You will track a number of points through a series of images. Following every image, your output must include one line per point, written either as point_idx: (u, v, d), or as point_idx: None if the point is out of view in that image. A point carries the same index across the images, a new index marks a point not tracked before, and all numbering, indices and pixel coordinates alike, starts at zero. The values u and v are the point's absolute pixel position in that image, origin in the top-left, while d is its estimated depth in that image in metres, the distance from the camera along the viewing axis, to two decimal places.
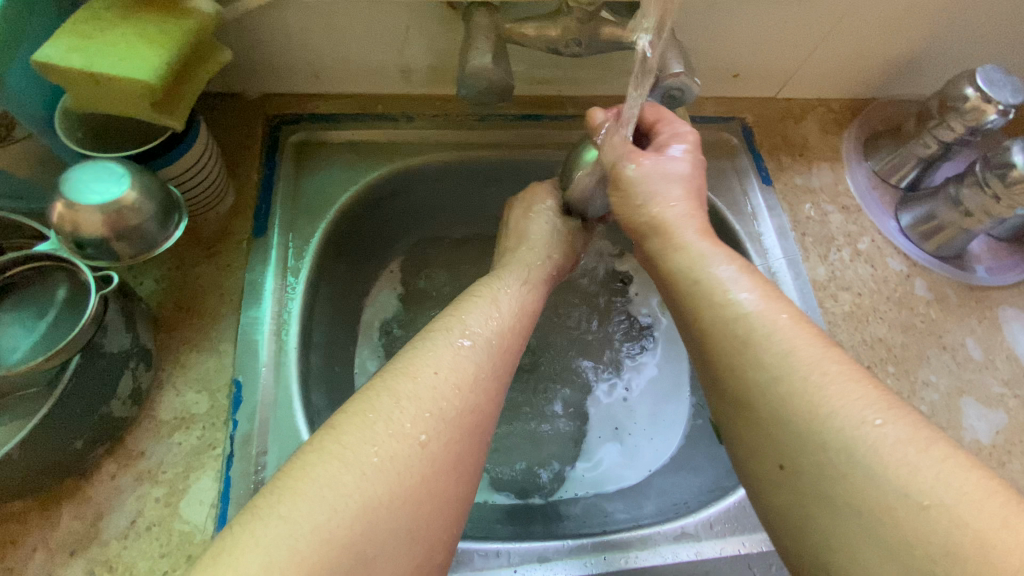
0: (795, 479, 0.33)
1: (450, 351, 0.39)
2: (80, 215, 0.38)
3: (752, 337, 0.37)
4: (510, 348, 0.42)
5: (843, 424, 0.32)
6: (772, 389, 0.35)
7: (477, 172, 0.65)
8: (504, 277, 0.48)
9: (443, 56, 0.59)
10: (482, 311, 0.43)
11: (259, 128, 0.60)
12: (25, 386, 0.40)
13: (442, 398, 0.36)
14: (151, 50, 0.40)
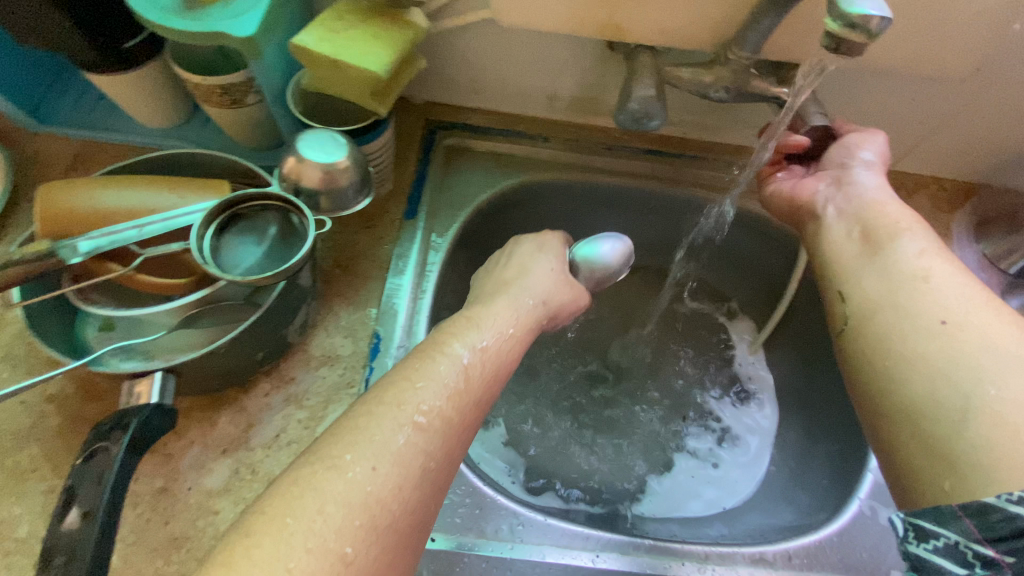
0: (937, 342, 0.39)
1: (404, 428, 0.35)
2: (304, 170, 0.47)
3: (932, 279, 0.42)
4: (463, 433, 0.38)
5: (991, 321, 0.38)
6: (953, 300, 0.41)
7: (597, 194, 0.71)
8: (482, 326, 0.44)
9: (589, 89, 0.67)
10: (445, 372, 0.39)
11: (419, 129, 0.70)
12: (229, 296, 0.46)
13: (376, 497, 0.32)
14: (380, 50, 0.49)
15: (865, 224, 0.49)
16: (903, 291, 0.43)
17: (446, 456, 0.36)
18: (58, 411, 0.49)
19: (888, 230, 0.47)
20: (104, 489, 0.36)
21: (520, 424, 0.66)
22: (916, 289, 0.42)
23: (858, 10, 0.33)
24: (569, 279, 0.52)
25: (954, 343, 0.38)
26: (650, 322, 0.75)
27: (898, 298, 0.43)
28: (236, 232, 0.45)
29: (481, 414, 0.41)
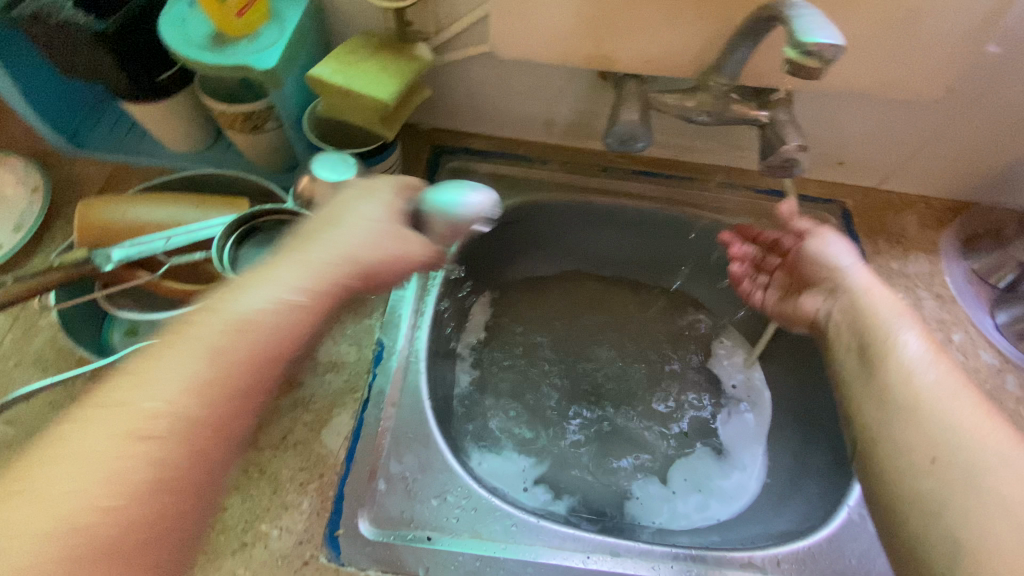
0: (946, 470, 0.37)
1: (118, 439, 0.29)
2: (316, 189, 0.51)
3: (919, 379, 0.42)
4: (228, 422, 0.32)
5: (988, 454, 0.37)
6: (947, 426, 0.39)
7: (593, 213, 0.75)
8: (268, 279, 0.35)
9: (584, 114, 0.71)
10: (182, 363, 0.31)
11: (425, 153, 0.74)
12: None
13: (61, 514, 0.26)
14: (388, 80, 0.54)
15: (862, 330, 0.47)
16: (914, 403, 0.41)
17: (196, 452, 0.30)
18: None
19: (885, 346, 0.45)
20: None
21: (518, 434, 0.68)
22: (908, 395, 0.41)
23: (812, 39, 0.37)
24: (396, 230, 0.40)
25: (959, 473, 0.36)
26: (643, 338, 0.78)
27: (900, 418, 0.41)
28: (254, 245, 0.50)
29: (256, 397, 0.34)
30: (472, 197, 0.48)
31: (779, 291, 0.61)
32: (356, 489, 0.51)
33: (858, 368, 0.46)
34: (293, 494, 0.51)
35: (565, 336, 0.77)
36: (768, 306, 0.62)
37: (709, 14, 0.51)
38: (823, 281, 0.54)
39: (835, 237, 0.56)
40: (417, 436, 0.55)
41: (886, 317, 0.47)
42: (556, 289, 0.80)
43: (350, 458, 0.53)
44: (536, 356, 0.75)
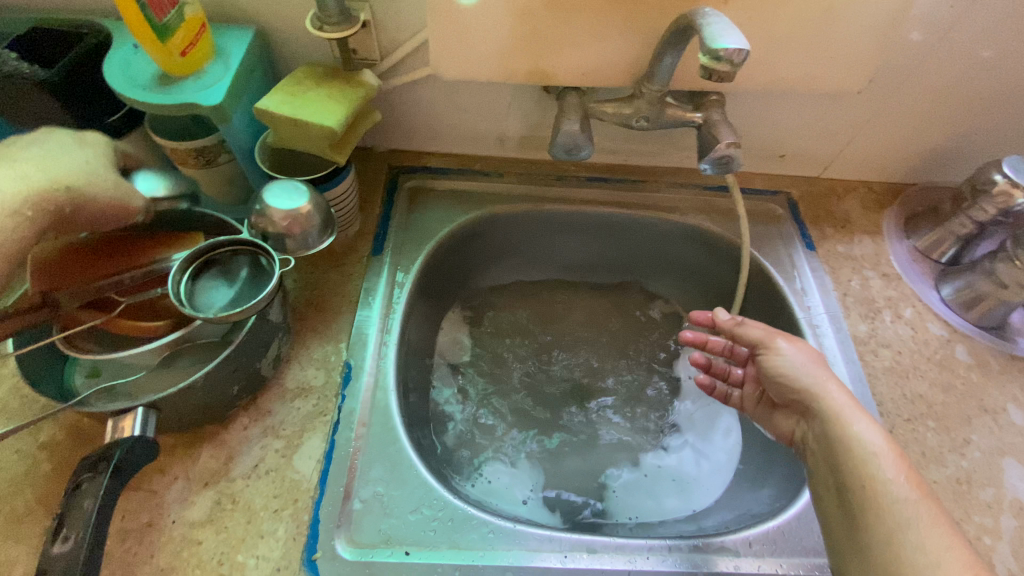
0: None
1: None
2: (271, 217, 0.52)
3: (902, 528, 0.40)
4: None
5: None
6: None
7: (551, 221, 0.77)
8: None
9: (534, 127, 0.74)
10: None
11: (383, 175, 0.76)
12: (202, 335, 0.50)
13: None
14: (336, 107, 0.55)
15: (839, 472, 0.45)
16: (897, 566, 0.39)
17: None
18: (49, 458, 0.52)
19: (870, 484, 0.43)
20: (88, 524, 0.40)
21: (495, 443, 0.69)
22: (891, 557, 0.40)
23: (721, 46, 0.40)
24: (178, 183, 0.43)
25: None
26: (611, 339, 0.80)
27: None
28: (208, 278, 0.50)
29: None
30: (302, 203, 0.53)
31: (752, 403, 0.59)
32: (332, 511, 0.52)
33: (840, 514, 0.45)
34: (268, 522, 0.51)
35: (535, 343, 0.78)
36: (747, 411, 0.61)
37: (636, 26, 0.54)
38: (791, 401, 0.52)
39: (788, 345, 0.53)
40: (390, 453, 0.56)
41: (859, 449, 0.45)
42: (524, 298, 0.82)
43: (324, 481, 0.53)
44: (508, 365, 0.76)
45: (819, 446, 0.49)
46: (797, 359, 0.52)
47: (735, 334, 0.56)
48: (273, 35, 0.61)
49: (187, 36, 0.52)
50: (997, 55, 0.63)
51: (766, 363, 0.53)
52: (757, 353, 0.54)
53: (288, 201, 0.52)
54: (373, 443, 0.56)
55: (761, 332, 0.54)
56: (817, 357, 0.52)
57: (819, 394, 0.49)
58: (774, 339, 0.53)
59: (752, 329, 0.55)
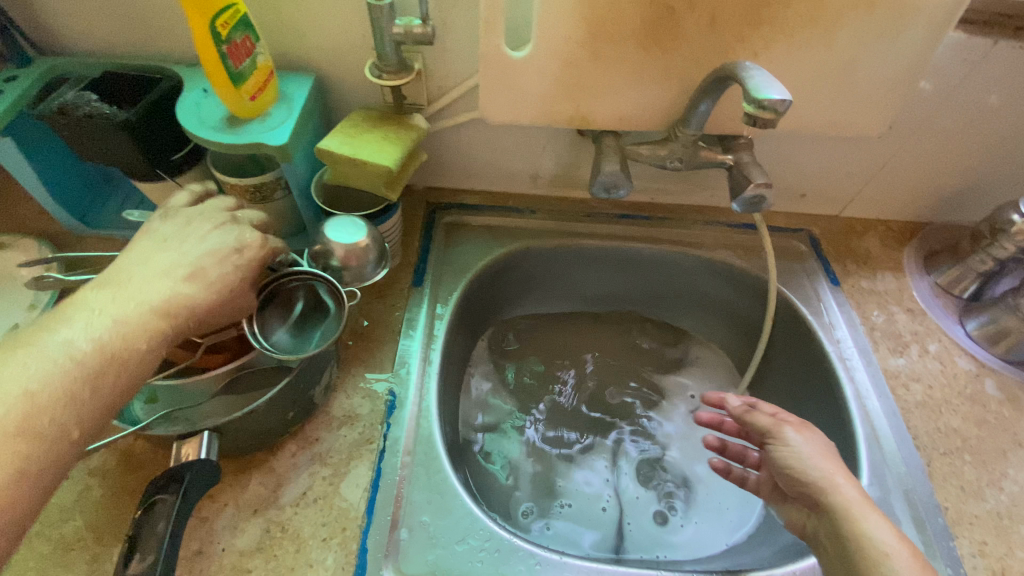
0: None
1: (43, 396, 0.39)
2: (330, 249, 0.55)
3: None
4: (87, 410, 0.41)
5: None
6: None
7: (579, 255, 0.80)
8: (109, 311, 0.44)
9: (566, 167, 0.77)
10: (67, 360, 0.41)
11: (420, 211, 0.79)
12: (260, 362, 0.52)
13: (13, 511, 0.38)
14: (391, 149, 0.59)
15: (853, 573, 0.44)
16: None
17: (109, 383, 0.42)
18: (101, 483, 0.54)
19: None
20: (163, 540, 0.40)
21: (528, 478, 0.69)
22: None
23: (765, 96, 0.43)
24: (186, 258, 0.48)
25: None
26: (638, 373, 0.81)
27: None
28: (268, 311, 0.53)
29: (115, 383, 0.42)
30: (358, 237, 0.56)
31: (768, 488, 0.57)
32: (380, 540, 0.52)
33: None
34: (317, 550, 0.51)
35: (563, 375, 0.80)
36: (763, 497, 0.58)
37: (672, 75, 0.58)
38: (799, 493, 0.50)
39: (797, 435, 0.52)
40: (435, 482, 0.56)
41: (871, 548, 0.44)
42: (551, 330, 0.84)
43: (371, 509, 0.54)
44: (539, 397, 0.77)
45: (830, 542, 0.47)
46: (809, 449, 0.51)
47: (745, 422, 0.55)
48: (330, 80, 0.65)
49: (257, 82, 0.57)
50: (1011, 100, 0.67)
51: (775, 454, 0.52)
52: (767, 443, 0.53)
53: (345, 235, 0.55)
54: (419, 471, 0.57)
55: (773, 420, 0.53)
56: (830, 447, 0.51)
57: (828, 489, 0.48)
58: (783, 428, 0.52)
59: (763, 416, 0.54)
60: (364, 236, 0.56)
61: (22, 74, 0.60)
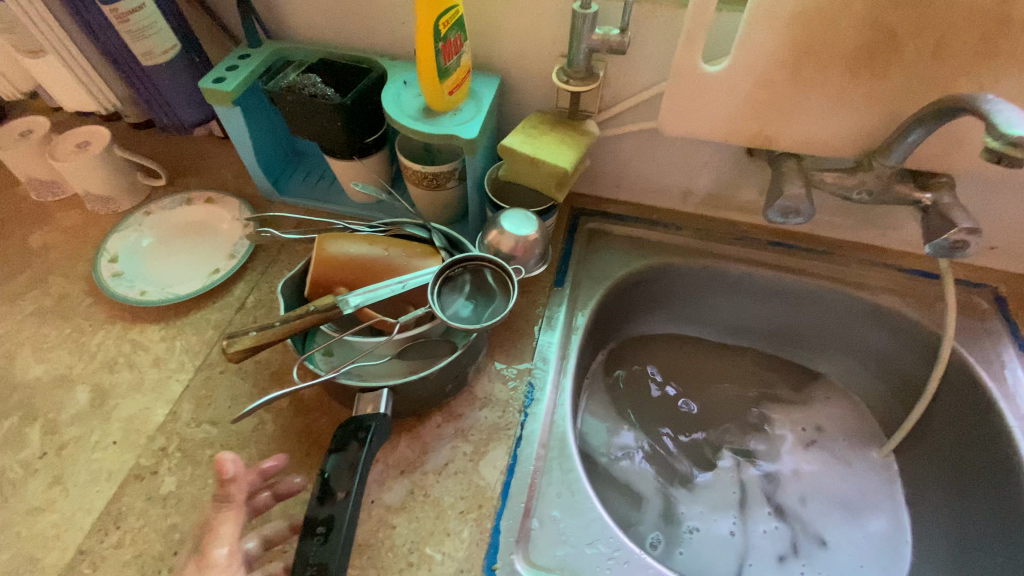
0: None
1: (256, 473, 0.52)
2: (502, 240, 0.59)
3: None
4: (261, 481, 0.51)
5: None
6: None
7: (722, 278, 0.78)
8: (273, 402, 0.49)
9: (723, 186, 0.75)
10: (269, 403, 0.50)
11: (566, 213, 0.81)
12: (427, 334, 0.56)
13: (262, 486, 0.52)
14: (567, 151, 0.61)
15: None
16: None
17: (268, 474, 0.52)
18: (275, 419, 0.60)
19: None
20: (355, 474, 0.42)
21: (646, 494, 0.69)
22: None
23: (1017, 132, 0.40)
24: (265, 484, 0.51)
25: None
26: (766, 413, 0.79)
27: None
28: (442, 288, 0.55)
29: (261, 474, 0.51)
30: (528, 231, 0.59)
31: None
32: (512, 525, 0.53)
33: None
34: (455, 521, 0.53)
35: (684, 400, 0.80)
36: None
37: (876, 103, 0.55)
38: None
39: None
40: (568, 480, 0.57)
41: None
42: (674, 355, 0.84)
43: (506, 493, 0.55)
44: (660, 417, 0.77)
45: None
46: None
47: None
48: (511, 81, 0.69)
49: (457, 79, 0.61)
50: None
51: None
52: None
53: (517, 227, 0.59)
54: (552, 465, 0.58)
55: None
56: None
57: None
58: None
59: None
60: (533, 231, 0.59)
61: (254, 54, 0.69)
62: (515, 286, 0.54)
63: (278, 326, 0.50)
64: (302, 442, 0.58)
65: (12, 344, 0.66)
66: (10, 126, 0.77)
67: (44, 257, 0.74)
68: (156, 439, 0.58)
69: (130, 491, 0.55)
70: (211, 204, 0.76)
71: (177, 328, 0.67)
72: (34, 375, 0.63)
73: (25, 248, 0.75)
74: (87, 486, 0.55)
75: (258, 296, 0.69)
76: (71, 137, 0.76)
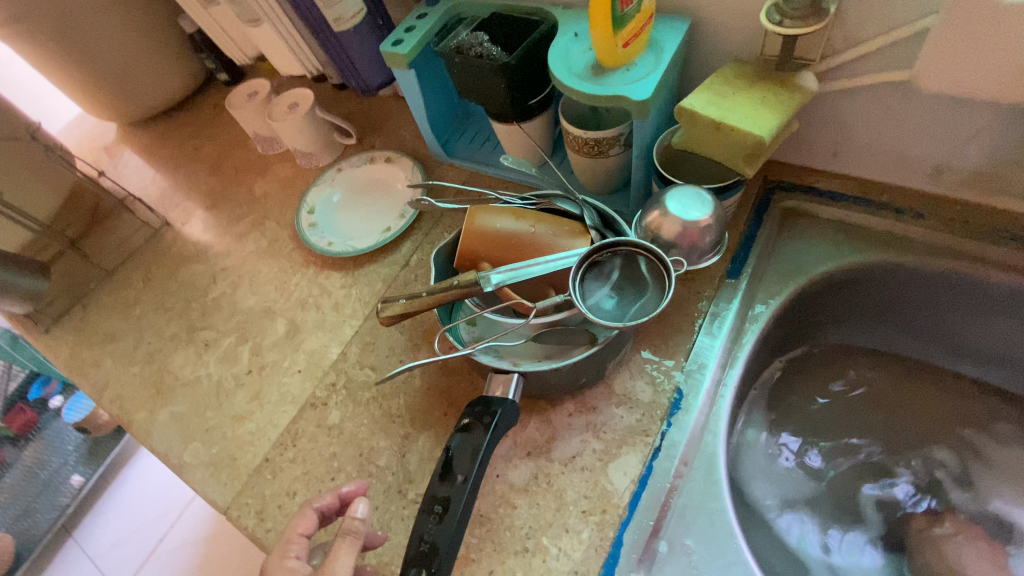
0: None
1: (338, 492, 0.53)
2: (665, 223, 0.50)
3: None
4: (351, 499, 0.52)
5: None
6: None
7: (973, 290, 0.58)
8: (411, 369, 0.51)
9: (1004, 164, 0.54)
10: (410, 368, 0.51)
11: (756, 188, 0.66)
12: (566, 321, 0.52)
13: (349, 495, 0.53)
14: (768, 114, 0.49)
15: None
16: None
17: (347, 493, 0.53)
18: (421, 375, 0.63)
19: None
20: (475, 462, 0.43)
21: (813, 545, 0.58)
22: None
23: None
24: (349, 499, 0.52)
25: None
26: (1002, 479, 0.61)
27: None
28: (586, 274, 0.50)
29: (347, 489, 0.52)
30: (698, 214, 0.49)
31: None
32: (637, 540, 0.49)
33: None
34: (575, 519, 0.51)
35: (880, 438, 0.65)
36: None
37: None
38: None
39: None
40: (709, 508, 0.50)
41: None
42: (878, 380, 0.68)
43: (634, 504, 0.50)
44: (845, 443, 0.65)
45: None
46: None
47: None
48: (704, 25, 0.57)
49: (633, 28, 0.52)
50: None
51: None
52: None
53: (686, 211, 0.50)
54: (694, 488, 0.51)
55: None
56: None
57: None
58: None
59: None
60: (705, 216, 0.49)
61: (431, 12, 0.68)
62: (673, 281, 0.46)
63: (424, 296, 0.51)
64: (442, 403, 0.61)
65: (236, 275, 0.81)
66: (242, 88, 0.92)
67: (264, 202, 0.89)
68: (329, 374, 0.66)
69: (304, 416, 0.64)
70: (389, 163, 0.82)
71: (352, 277, 0.74)
72: (248, 304, 0.77)
73: (252, 194, 0.91)
74: (276, 403, 0.66)
75: (419, 255, 0.73)
76: (284, 99, 0.87)
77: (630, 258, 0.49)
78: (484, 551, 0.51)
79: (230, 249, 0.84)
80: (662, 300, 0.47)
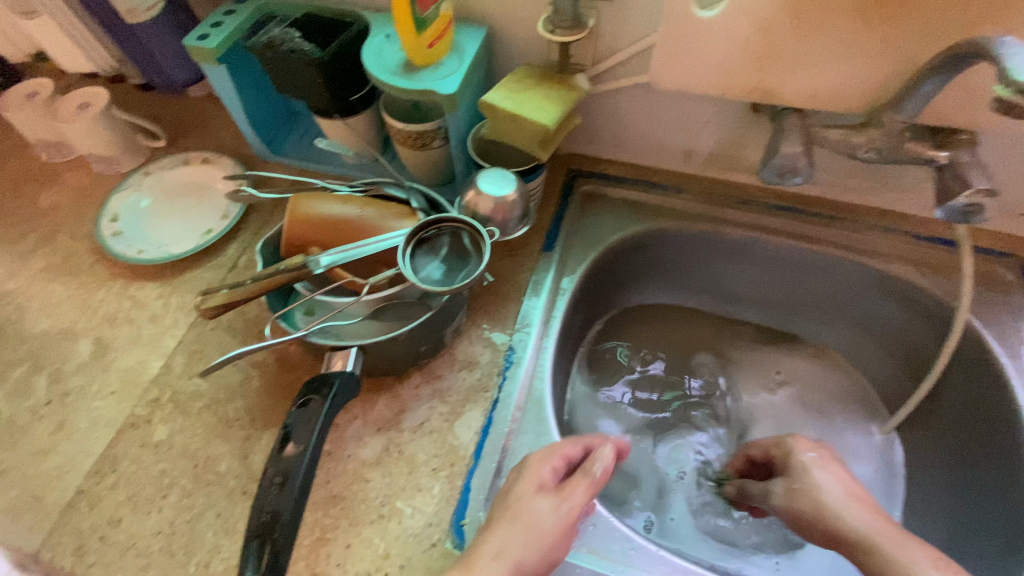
0: None
1: None
2: (480, 201, 0.57)
3: None
4: None
5: None
6: None
7: (720, 244, 0.75)
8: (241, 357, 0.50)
9: (727, 145, 0.71)
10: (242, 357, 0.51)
11: (561, 176, 0.77)
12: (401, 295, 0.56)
13: None
14: (552, 106, 0.59)
15: None
16: None
17: None
18: (261, 375, 0.61)
19: None
20: (314, 431, 0.46)
21: (633, 465, 0.70)
22: None
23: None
24: None
25: None
26: (760, 386, 0.79)
27: None
28: (414, 250, 0.54)
29: None
30: (506, 191, 0.57)
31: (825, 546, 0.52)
32: (483, 483, 0.54)
33: None
34: (427, 477, 0.54)
35: (676, 371, 0.80)
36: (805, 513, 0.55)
37: (890, 50, 0.49)
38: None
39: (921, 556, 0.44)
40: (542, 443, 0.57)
41: None
42: (671, 327, 0.83)
43: (478, 453, 0.56)
44: (653, 378, 0.79)
45: None
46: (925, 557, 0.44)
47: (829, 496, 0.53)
48: (500, 33, 0.66)
49: (436, 31, 0.59)
50: None
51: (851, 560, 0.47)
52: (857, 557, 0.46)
53: (494, 189, 0.57)
54: (528, 429, 0.58)
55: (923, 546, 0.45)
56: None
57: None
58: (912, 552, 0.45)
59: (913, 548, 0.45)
60: (511, 193, 0.57)
61: (239, 9, 0.67)
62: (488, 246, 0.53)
63: (249, 284, 0.51)
64: (287, 397, 0.60)
65: (21, 299, 0.69)
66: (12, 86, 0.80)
67: (52, 215, 0.77)
68: (152, 390, 0.61)
69: (125, 438, 0.58)
70: (207, 164, 0.78)
71: (173, 285, 0.69)
72: (40, 329, 0.67)
73: (34, 207, 0.78)
74: (86, 431, 0.59)
75: (249, 256, 0.70)
76: (70, 98, 0.77)
77: (451, 231, 0.55)
78: (340, 527, 0.52)
79: (8, 270, 0.72)
80: (481, 264, 0.53)
